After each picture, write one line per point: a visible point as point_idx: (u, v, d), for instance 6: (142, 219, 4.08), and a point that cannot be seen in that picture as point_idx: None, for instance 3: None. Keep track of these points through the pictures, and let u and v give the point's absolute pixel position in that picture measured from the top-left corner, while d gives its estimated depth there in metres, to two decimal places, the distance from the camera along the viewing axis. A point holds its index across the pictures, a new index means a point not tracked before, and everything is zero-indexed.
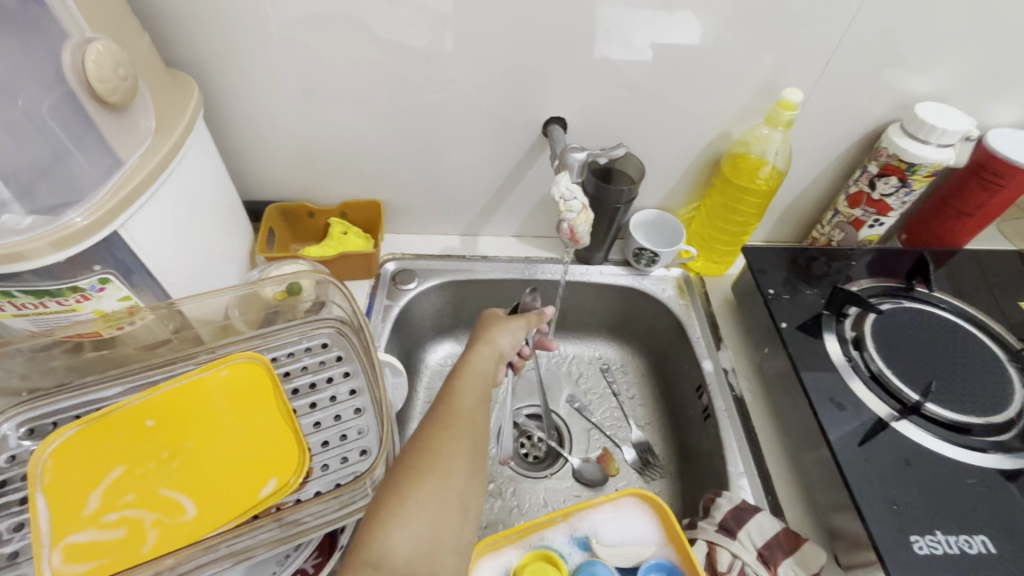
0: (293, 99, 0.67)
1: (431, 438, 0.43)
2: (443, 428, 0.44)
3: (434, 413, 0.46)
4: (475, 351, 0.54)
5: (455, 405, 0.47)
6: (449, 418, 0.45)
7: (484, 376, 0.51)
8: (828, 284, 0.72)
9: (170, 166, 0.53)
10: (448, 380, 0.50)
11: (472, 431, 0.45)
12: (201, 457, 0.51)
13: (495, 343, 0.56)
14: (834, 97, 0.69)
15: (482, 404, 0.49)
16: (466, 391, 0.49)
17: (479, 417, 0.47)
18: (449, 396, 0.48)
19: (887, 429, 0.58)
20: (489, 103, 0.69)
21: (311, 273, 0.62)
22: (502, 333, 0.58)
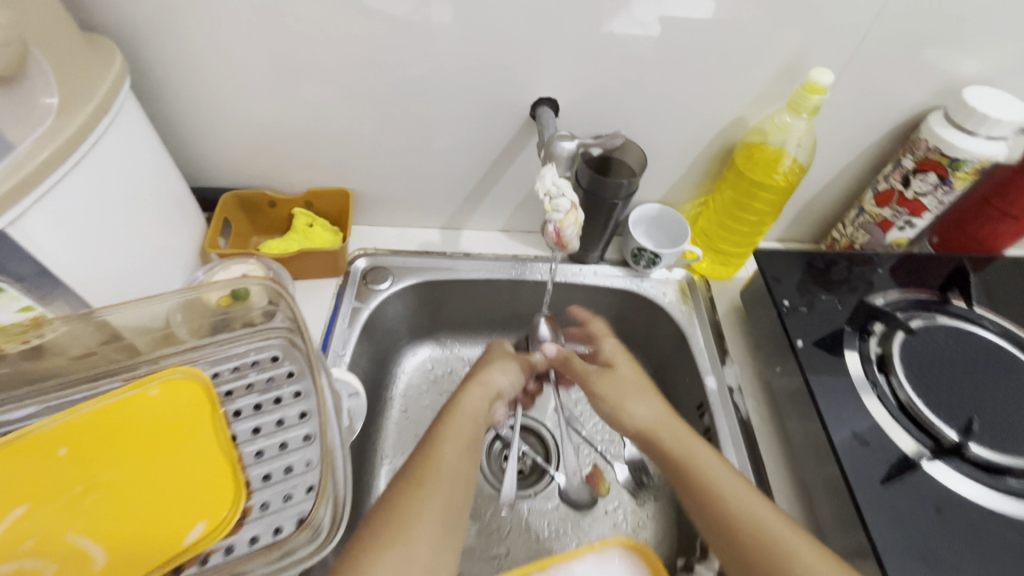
0: (244, 74, 0.59)
1: (402, 501, 0.44)
2: (417, 485, 0.46)
3: (413, 467, 0.48)
4: (467, 392, 0.57)
5: (434, 456, 0.48)
6: (424, 473, 0.47)
7: (473, 420, 0.54)
8: (850, 295, 0.63)
9: (76, 154, 0.45)
10: (434, 426, 0.52)
11: (447, 488, 0.46)
12: (119, 494, 0.43)
13: (490, 383, 0.60)
14: (868, 81, 0.59)
15: (466, 449, 0.51)
16: (450, 438, 0.51)
17: (458, 468, 0.48)
18: (430, 445, 0.50)
19: (916, 470, 0.50)
20: (469, 82, 0.60)
21: (261, 279, 0.51)
22: (499, 371, 0.61)
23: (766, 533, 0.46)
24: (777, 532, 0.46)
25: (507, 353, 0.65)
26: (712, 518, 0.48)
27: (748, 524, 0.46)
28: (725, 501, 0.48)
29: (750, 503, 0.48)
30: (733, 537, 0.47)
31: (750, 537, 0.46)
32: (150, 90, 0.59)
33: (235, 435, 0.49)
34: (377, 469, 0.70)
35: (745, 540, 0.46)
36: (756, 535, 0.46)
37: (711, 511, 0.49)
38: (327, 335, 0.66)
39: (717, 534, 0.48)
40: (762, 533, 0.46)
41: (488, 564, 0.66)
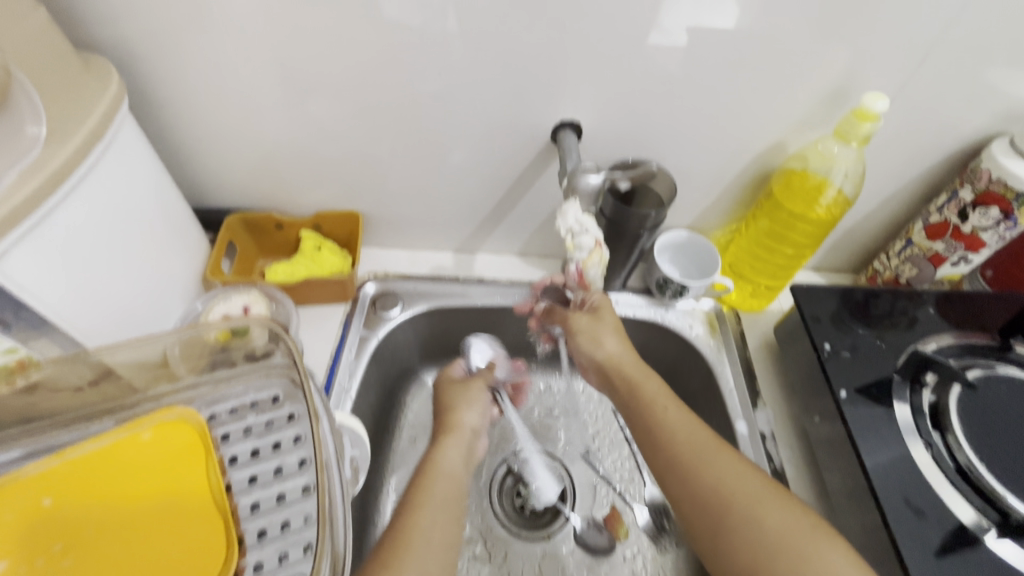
0: (250, 94, 0.56)
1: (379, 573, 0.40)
2: (391, 558, 0.41)
3: (392, 535, 0.43)
4: (443, 445, 0.54)
5: (409, 523, 0.44)
6: (400, 543, 0.43)
7: (451, 474, 0.51)
8: (899, 338, 0.58)
9: (64, 188, 0.42)
10: (412, 487, 0.49)
11: (426, 555, 0.42)
12: (103, 551, 0.40)
13: (462, 426, 0.57)
14: (919, 104, 0.54)
15: (448, 512, 0.47)
16: (427, 500, 0.47)
17: (433, 533, 0.44)
18: (406, 509, 0.46)
19: (979, 547, 0.45)
20: (486, 104, 0.57)
21: (261, 319, 0.49)
22: (467, 410, 0.59)
23: (698, 450, 0.46)
24: (714, 451, 0.46)
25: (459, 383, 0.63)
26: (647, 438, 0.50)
27: (681, 442, 0.47)
28: (666, 423, 0.49)
29: (686, 425, 0.49)
30: (666, 451, 0.48)
31: (685, 453, 0.47)
32: (154, 111, 0.57)
33: (231, 484, 0.46)
34: (383, 506, 0.66)
35: (675, 456, 0.47)
36: (687, 451, 0.47)
37: (649, 433, 0.50)
38: (332, 366, 0.63)
39: (652, 453, 0.49)
40: (697, 452, 0.46)
41: None
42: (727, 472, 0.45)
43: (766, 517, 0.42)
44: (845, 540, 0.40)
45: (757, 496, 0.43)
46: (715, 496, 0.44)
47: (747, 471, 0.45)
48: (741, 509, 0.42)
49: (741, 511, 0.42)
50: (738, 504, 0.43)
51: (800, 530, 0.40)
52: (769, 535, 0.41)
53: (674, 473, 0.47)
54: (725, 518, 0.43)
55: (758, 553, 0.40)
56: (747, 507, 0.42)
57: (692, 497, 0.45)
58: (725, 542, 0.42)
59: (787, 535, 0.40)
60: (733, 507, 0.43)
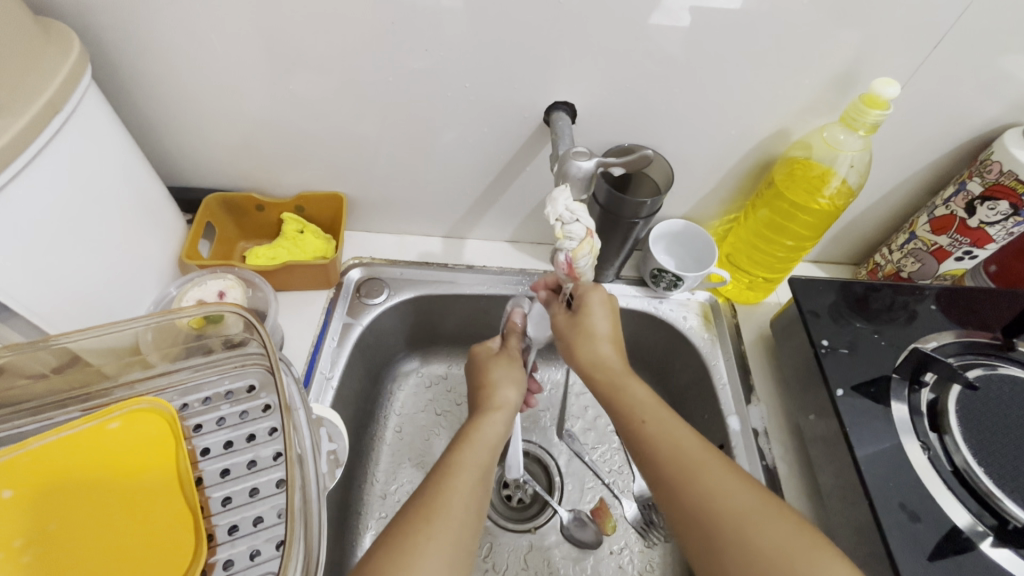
0: (223, 67, 0.52)
1: (410, 525, 0.39)
2: (423, 521, 0.39)
3: (429, 490, 0.42)
4: (485, 416, 0.52)
5: (445, 486, 0.42)
6: (437, 500, 0.41)
7: (491, 446, 0.49)
8: (898, 335, 0.57)
9: (15, 165, 0.39)
10: (447, 453, 0.47)
11: (460, 514, 0.41)
12: (66, 549, 0.39)
13: (505, 400, 0.54)
14: (930, 92, 0.52)
15: (480, 481, 0.45)
16: (466, 465, 0.45)
17: (470, 499, 0.43)
18: (441, 474, 0.44)
19: (973, 551, 0.44)
20: (475, 82, 0.54)
21: (232, 305, 0.44)
22: (507, 385, 0.56)
23: (686, 461, 0.43)
24: (701, 463, 0.43)
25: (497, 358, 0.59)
26: (638, 447, 0.46)
27: (670, 454, 0.44)
28: (655, 435, 0.45)
29: (673, 436, 0.45)
30: (655, 463, 0.44)
31: (675, 464, 0.43)
32: (122, 84, 0.53)
33: (202, 478, 0.45)
34: (366, 494, 0.65)
35: (666, 468, 0.43)
36: (676, 463, 0.43)
37: (640, 442, 0.46)
38: (314, 355, 0.61)
39: (644, 465, 0.45)
40: (685, 465, 0.43)
41: None
42: (715, 485, 0.41)
43: (758, 535, 0.38)
44: (843, 557, 0.37)
45: (749, 510, 0.39)
46: (703, 512, 0.40)
47: (736, 484, 0.41)
48: (732, 527, 0.39)
49: (731, 530, 0.39)
50: (728, 519, 0.39)
51: (795, 547, 0.37)
52: (762, 553, 0.37)
53: (665, 487, 0.43)
54: (715, 536, 0.39)
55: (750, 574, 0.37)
56: (737, 524, 0.39)
57: (684, 512, 0.41)
58: (717, 563, 0.39)
59: (780, 553, 0.37)
60: (722, 525, 0.39)
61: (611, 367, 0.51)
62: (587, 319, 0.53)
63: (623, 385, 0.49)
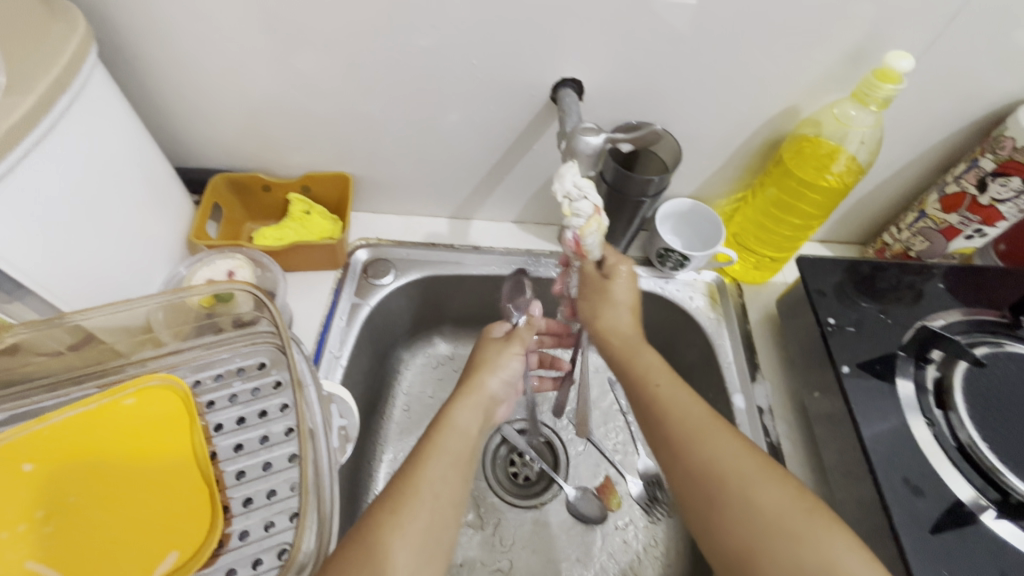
0: (229, 46, 0.52)
1: (378, 521, 0.39)
2: (390, 514, 0.39)
3: (397, 483, 0.42)
4: (460, 400, 0.50)
5: (414, 477, 0.42)
6: (406, 496, 0.40)
7: (465, 434, 0.47)
8: (904, 312, 0.57)
9: (23, 145, 0.39)
10: (421, 442, 0.45)
11: (430, 509, 0.40)
12: (85, 520, 0.40)
13: (483, 387, 0.52)
14: (944, 68, 0.51)
15: (454, 468, 0.44)
16: (438, 452, 0.44)
17: (442, 489, 0.42)
18: (413, 463, 0.43)
19: (975, 524, 0.45)
20: (481, 58, 0.53)
21: (241, 283, 0.44)
22: (491, 373, 0.53)
23: (698, 423, 0.43)
24: (705, 429, 0.42)
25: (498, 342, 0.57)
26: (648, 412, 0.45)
27: (679, 418, 0.44)
28: (667, 404, 0.45)
29: (686, 404, 0.44)
30: (661, 426, 0.44)
31: (679, 428, 0.43)
32: (126, 64, 0.53)
33: (216, 452, 0.45)
34: (376, 471, 0.66)
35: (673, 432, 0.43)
36: (684, 427, 0.43)
37: (650, 409, 0.45)
38: (323, 334, 0.62)
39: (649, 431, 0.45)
40: (695, 429, 0.43)
41: None
42: (720, 449, 0.41)
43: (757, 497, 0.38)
44: (841, 521, 0.37)
45: (751, 475, 0.39)
46: (709, 474, 0.40)
47: (741, 448, 0.41)
48: (735, 487, 0.39)
49: (734, 491, 0.39)
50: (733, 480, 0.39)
51: (795, 513, 0.37)
52: (763, 513, 0.38)
53: (666, 450, 0.43)
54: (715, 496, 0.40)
55: (754, 534, 0.37)
56: (739, 485, 0.39)
57: (687, 474, 0.41)
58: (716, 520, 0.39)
59: (782, 515, 0.37)
60: (726, 486, 0.39)
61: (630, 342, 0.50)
62: (612, 287, 0.53)
63: (637, 355, 0.49)
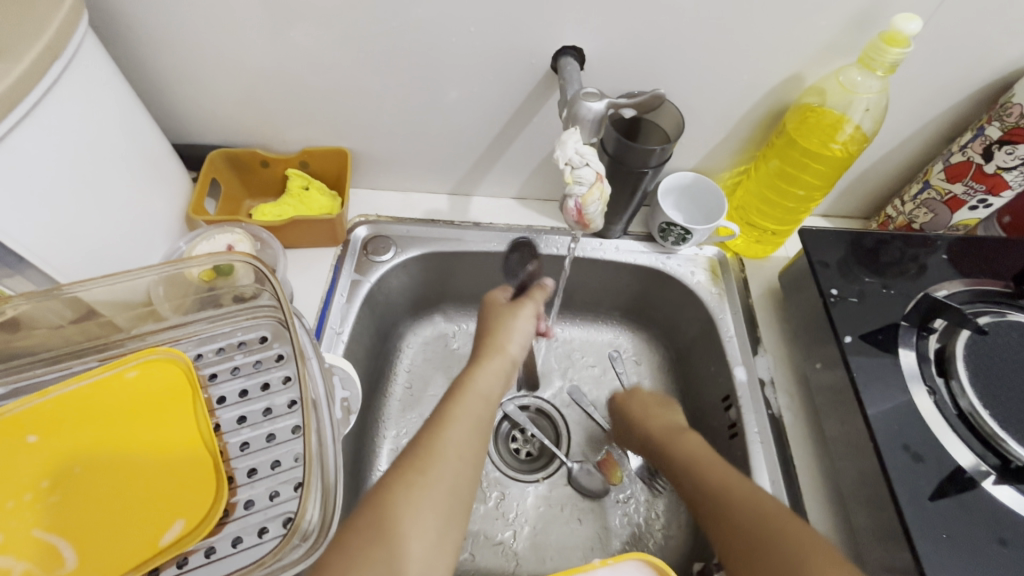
0: (221, 17, 0.51)
1: (403, 480, 0.39)
2: (417, 473, 0.39)
3: (420, 444, 0.42)
4: (483, 364, 0.51)
5: (437, 439, 0.42)
6: (429, 457, 0.41)
7: (486, 397, 0.48)
8: (907, 283, 0.57)
9: (13, 114, 0.39)
10: (440, 406, 0.46)
11: (452, 471, 0.41)
12: (92, 490, 0.40)
13: (505, 350, 0.53)
14: (949, 34, 0.50)
15: (476, 432, 0.44)
16: (458, 417, 0.45)
17: (465, 451, 0.42)
18: (433, 426, 0.44)
19: (976, 490, 0.45)
20: (480, 26, 0.52)
21: (241, 255, 0.44)
22: (512, 338, 0.55)
23: (728, 484, 0.48)
24: (725, 482, 0.48)
25: (506, 306, 0.58)
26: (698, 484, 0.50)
27: (717, 485, 0.48)
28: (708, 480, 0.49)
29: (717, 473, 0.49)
30: (694, 488, 0.50)
31: (706, 486, 0.49)
32: (118, 35, 0.52)
33: (219, 424, 0.46)
34: (378, 447, 0.66)
35: (718, 498, 0.47)
36: (722, 492, 0.48)
37: (694, 485, 0.50)
38: (324, 310, 0.62)
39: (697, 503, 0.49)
40: (729, 492, 0.47)
41: (493, 551, 0.62)
42: (743, 497, 0.46)
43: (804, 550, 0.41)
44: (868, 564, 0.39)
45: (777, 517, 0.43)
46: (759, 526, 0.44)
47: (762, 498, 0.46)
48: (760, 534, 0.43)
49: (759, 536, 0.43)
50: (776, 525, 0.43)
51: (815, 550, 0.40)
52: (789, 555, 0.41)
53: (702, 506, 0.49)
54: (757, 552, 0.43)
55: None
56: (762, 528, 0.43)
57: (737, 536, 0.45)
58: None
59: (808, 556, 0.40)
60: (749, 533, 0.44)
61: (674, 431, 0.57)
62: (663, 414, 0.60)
63: (680, 438, 0.56)
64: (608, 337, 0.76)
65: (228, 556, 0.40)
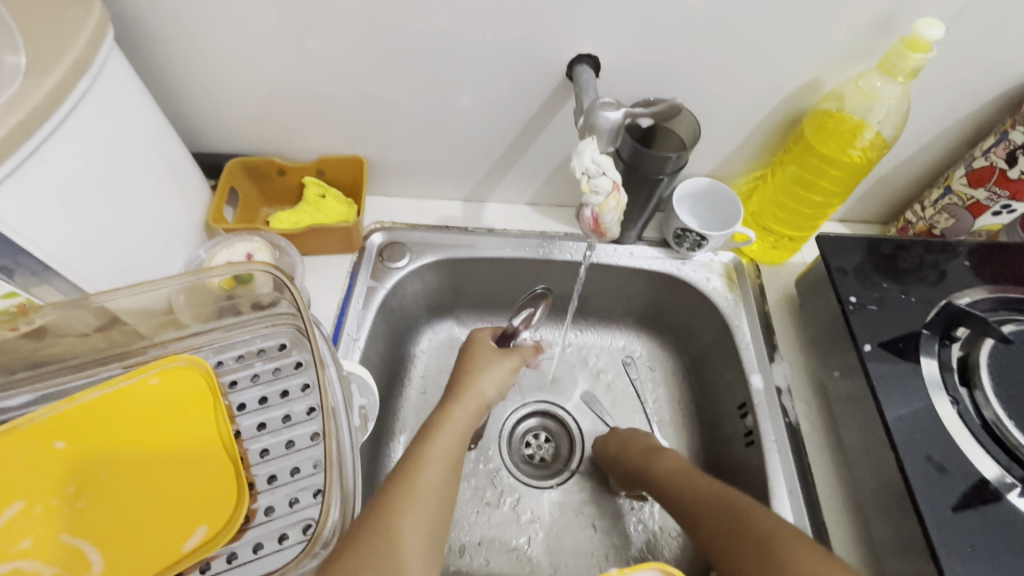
0: (242, 30, 0.52)
1: (390, 513, 0.42)
2: (404, 505, 0.43)
3: (402, 478, 0.45)
4: (458, 401, 0.53)
5: (419, 473, 0.45)
6: (411, 491, 0.44)
7: (461, 436, 0.51)
8: (927, 291, 0.56)
9: (43, 128, 0.40)
10: (419, 442, 0.49)
11: (434, 504, 0.44)
12: (116, 496, 0.41)
13: (481, 394, 0.54)
14: (972, 37, 0.49)
15: (451, 469, 0.48)
16: (436, 452, 0.48)
17: (444, 489, 0.46)
18: (410, 464, 0.47)
19: (1001, 501, 0.44)
20: (496, 35, 0.52)
21: (261, 265, 0.44)
22: (489, 381, 0.55)
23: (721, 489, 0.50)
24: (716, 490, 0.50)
25: (492, 348, 0.59)
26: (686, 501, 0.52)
27: (696, 493, 0.51)
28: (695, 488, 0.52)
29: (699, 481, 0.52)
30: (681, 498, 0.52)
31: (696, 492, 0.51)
32: (142, 48, 0.53)
33: (240, 431, 0.46)
34: (393, 452, 0.67)
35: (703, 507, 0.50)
36: (703, 502, 0.50)
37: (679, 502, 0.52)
38: (340, 317, 0.62)
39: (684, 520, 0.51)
40: (709, 496, 0.50)
41: (507, 557, 0.62)
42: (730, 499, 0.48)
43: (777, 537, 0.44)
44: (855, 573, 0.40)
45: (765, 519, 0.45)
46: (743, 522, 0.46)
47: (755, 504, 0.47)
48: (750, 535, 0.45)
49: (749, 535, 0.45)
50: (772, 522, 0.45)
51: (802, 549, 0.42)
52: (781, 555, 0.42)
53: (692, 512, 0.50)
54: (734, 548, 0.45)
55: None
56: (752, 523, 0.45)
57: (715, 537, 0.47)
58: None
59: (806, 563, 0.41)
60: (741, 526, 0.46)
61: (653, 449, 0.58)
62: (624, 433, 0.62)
63: (662, 459, 0.56)
64: (619, 343, 0.76)
65: (250, 561, 0.40)
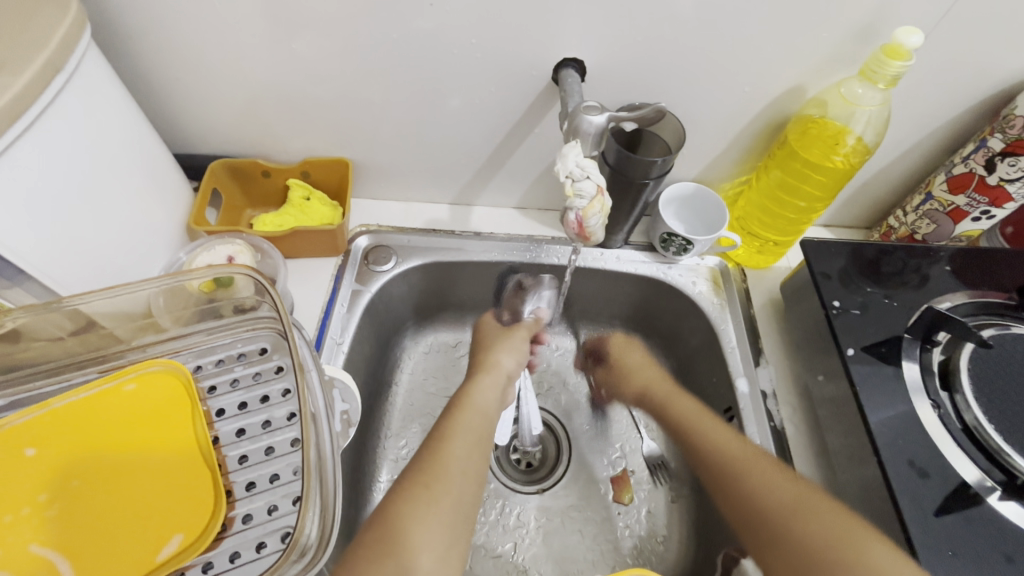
0: (224, 30, 0.51)
1: (407, 499, 0.40)
2: (423, 487, 0.41)
3: (423, 459, 0.44)
4: (477, 382, 0.54)
5: (440, 453, 0.45)
6: (433, 472, 0.43)
7: (483, 412, 0.51)
8: (909, 294, 0.56)
9: (15, 126, 0.39)
10: (441, 421, 0.49)
11: (457, 485, 0.42)
12: (88, 505, 0.40)
13: (499, 366, 0.57)
14: (951, 46, 0.50)
15: (475, 446, 0.47)
16: (460, 433, 0.47)
17: (467, 465, 0.44)
18: (434, 444, 0.46)
19: (980, 506, 0.44)
20: (481, 38, 0.52)
21: (242, 267, 0.43)
22: (505, 354, 0.59)
23: (750, 461, 0.49)
24: (744, 463, 0.49)
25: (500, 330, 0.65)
26: (755, 489, 0.46)
27: (765, 493, 0.46)
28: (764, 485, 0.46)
29: (764, 476, 0.47)
30: (708, 462, 0.51)
31: (720, 465, 0.50)
32: (121, 47, 0.52)
33: (218, 437, 0.45)
34: (378, 457, 0.66)
35: (783, 507, 0.44)
36: (776, 507, 0.44)
37: (739, 503, 0.47)
38: (324, 320, 0.61)
39: (745, 523, 0.46)
40: (787, 504, 0.44)
41: (492, 563, 0.61)
42: (759, 482, 0.47)
43: (863, 553, 0.39)
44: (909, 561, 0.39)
45: (794, 502, 0.44)
46: (776, 515, 0.44)
47: (785, 483, 0.46)
48: (777, 519, 0.44)
49: (776, 521, 0.44)
50: (806, 509, 0.43)
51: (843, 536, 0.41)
52: (815, 539, 0.41)
53: (716, 484, 0.49)
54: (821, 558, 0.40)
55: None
56: (782, 511, 0.44)
57: (791, 551, 0.42)
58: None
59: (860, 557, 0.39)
60: (768, 519, 0.44)
61: (711, 430, 0.53)
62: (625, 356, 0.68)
63: (724, 444, 0.51)
64: None
65: (226, 570, 0.40)
